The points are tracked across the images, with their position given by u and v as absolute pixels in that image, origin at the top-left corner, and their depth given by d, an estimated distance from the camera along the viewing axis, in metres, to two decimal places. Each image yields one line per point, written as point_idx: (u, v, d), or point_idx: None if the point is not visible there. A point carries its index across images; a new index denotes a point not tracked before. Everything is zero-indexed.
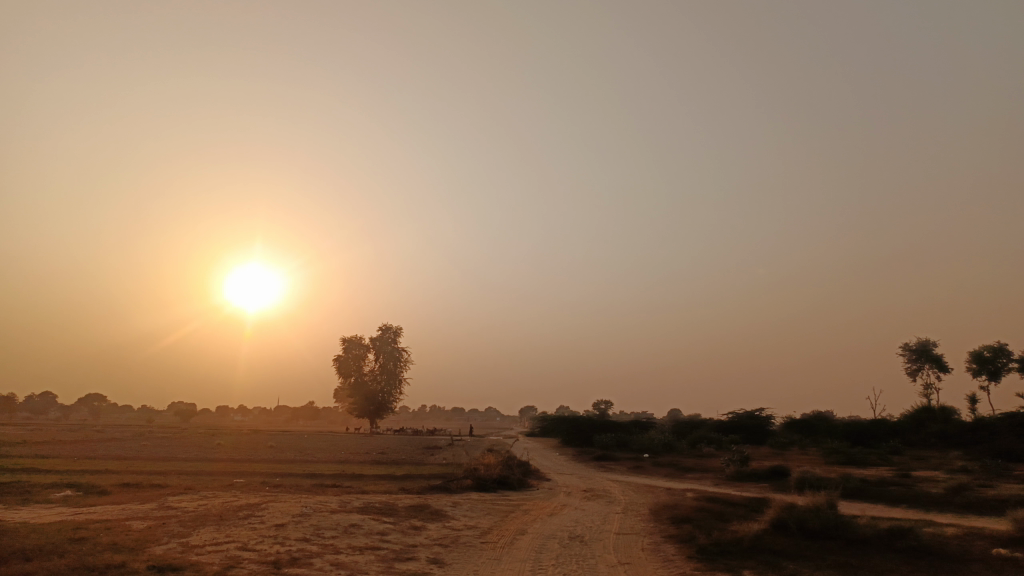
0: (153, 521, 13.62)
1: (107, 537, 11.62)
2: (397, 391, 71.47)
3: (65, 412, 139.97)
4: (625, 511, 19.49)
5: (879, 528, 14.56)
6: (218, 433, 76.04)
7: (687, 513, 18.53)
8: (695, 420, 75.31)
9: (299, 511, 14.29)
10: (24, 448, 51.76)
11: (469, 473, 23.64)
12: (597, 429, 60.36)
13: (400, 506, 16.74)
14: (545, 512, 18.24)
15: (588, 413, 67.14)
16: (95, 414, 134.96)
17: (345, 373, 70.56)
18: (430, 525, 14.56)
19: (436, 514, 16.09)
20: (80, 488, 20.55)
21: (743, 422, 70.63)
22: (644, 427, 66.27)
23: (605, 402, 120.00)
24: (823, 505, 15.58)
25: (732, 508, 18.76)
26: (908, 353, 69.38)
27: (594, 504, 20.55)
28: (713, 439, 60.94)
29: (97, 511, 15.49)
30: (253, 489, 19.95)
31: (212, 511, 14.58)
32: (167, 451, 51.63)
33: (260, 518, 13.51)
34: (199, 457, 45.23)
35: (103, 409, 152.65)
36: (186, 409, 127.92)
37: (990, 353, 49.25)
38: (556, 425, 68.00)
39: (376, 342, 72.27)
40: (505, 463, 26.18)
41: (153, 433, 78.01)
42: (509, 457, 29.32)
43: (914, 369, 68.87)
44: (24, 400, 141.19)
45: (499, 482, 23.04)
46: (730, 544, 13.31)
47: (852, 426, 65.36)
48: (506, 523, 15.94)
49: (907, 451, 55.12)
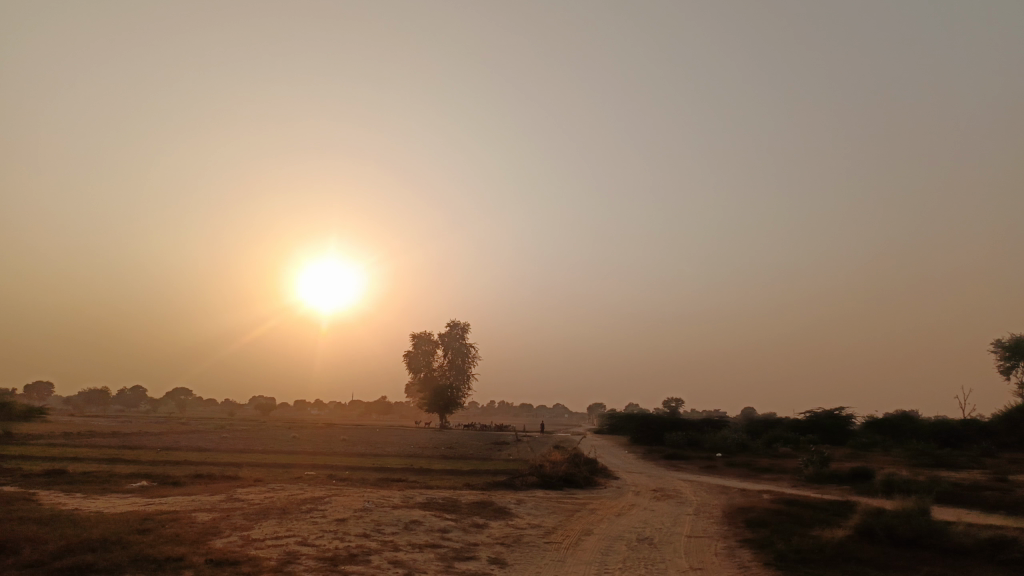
0: (218, 513, 13.72)
1: (172, 530, 11.70)
2: (465, 387, 71.74)
3: (153, 406, 146.92)
4: (697, 512, 18.67)
5: (978, 537, 13.39)
6: (293, 427, 78.04)
7: (763, 516, 17.60)
8: (770, 418, 72.82)
9: (360, 506, 14.14)
10: (114, 439, 54.32)
11: (535, 470, 23.18)
12: (667, 427, 59.04)
13: (464, 503, 16.45)
14: (612, 512, 17.62)
15: (657, 410, 65.81)
16: (180, 407, 141.04)
17: (415, 368, 71.27)
18: (493, 523, 14.18)
19: (500, 512, 15.71)
20: (155, 479, 21.12)
21: (822, 421, 67.87)
22: (716, 426, 64.53)
23: (675, 399, 117.64)
24: (914, 510, 14.46)
25: (812, 512, 17.71)
26: (1000, 350, 65.24)
27: (664, 504, 19.81)
28: (789, 438, 58.68)
29: (168, 502, 15.78)
30: (320, 483, 20.07)
31: (277, 504, 14.62)
32: (245, 444, 53.24)
33: (321, 512, 13.43)
34: (275, 450, 46.43)
35: (188, 402, 159.49)
36: (264, 404, 132.20)
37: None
38: (624, 422, 66.93)
39: (444, 338, 72.72)
40: (572, 460, 25.66)
41: (233, 426, 80.76)
42: (576, 454, 28.74)
43: (1008, 366, 64.72)
44: (116, 393, 148.96)
45: (565, 480, 22.52)
46: (811, 552, 12.42)
47: (939, 426, 61.94)
48: (571, 523, 15.40)
49: (1001, 453, 51.78)
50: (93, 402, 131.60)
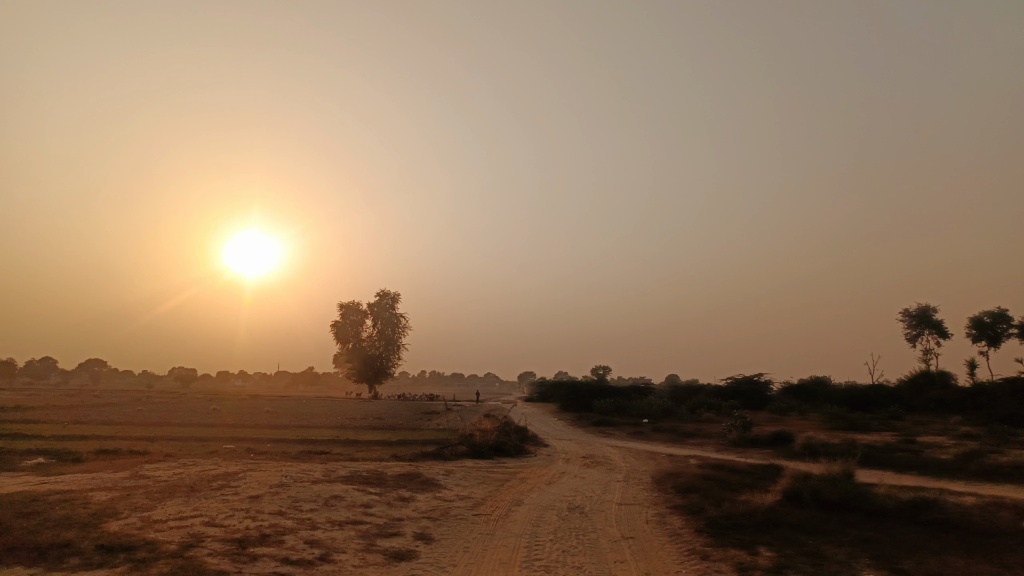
0: (118, 492, 12.61)
1: (61, 512, 10.59)
2: (395, 357, 70.68)
3: (65, 378, 139.82)
4: (627, 479, 18.57)
5: (900, 499, 13.63)
6: (216, 399, 75.56)
7: (692, 482, 17.64)
8: (694, 385, 74.63)
9: (277, 481, 13.26)
10: (19, 413, 51.19)
11: (464, 440, 22.65)
12: (595, 395, 59.67)
13: (389, 475, 15.76)
14: (542, 480, 17.28)
15: (586, 378, 66.47)
16: (94, 380, 134.61)
17: (343, 339, 69.61)
18: (419, 496, 13.55)
19: (427, 484, 15.11)
20: (53, 455, 19.57)
21: (742, 387, 69.99)
22: (642, 393, 65.73)
23: (603, 367, 119.44)
24: (839, 473, 14.64)
25: (739, 477, 17.87)
26: (907, 318, 68.47)
27: (594, 471, 19.65)
28: (712, 404, 60.19)
29: (62, 481, 14.50)
30: (237, 458, 19.00)
31: (186, 481, 13.59)
32: (163, 416, 50.97)
33: (234, 489, 12.49)
34: (195, 422, 44.62)
35: (103, 374, 152.50)
36: (184, 375, 127.31)
37: (990, 318, 48.33)
38: (554, 390, 67.36)
39: (373, 307, 71.20)
40: (502, 429, 25.28)
41: (150, 398, 77.33)
42: (507, 422, 28.39)
43: (913, 334, 68.07)
44: (23, 365, 140.89)
45: (495, 449, 22.11)
46: (742, 518, 12.30)
47: (850, 390, 64.79)
48: (501, 493, 14.94)
49: (907, 416, 54.51)
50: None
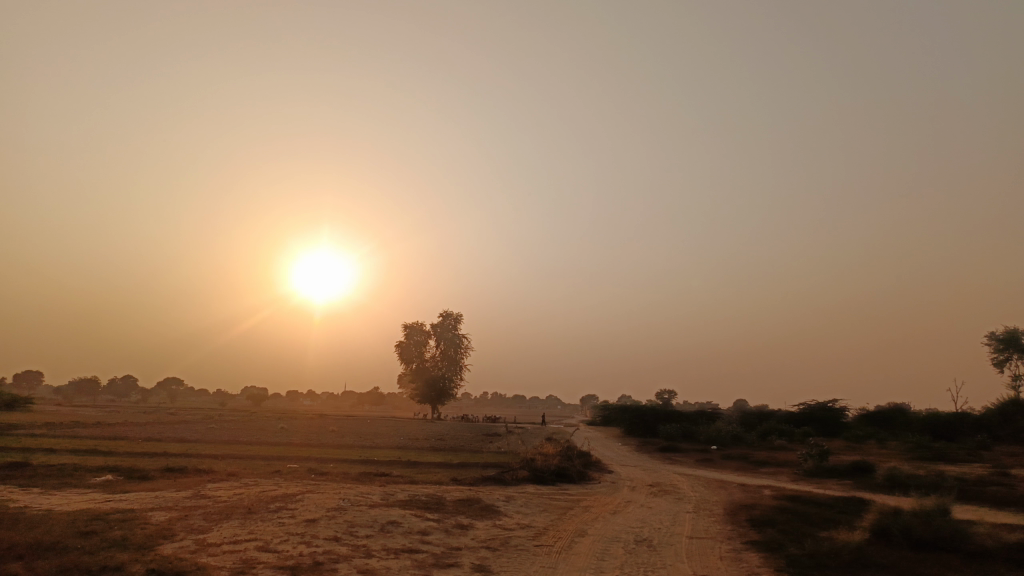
0: (178, 513, 12.53)
1: (119, 532, 10.52)
2: (458, 378, 70.65)
3: (144, 396, 145.45)
4: (697, 510, 17.61)
5: (1005, 540, 12.35)
6: (283, 418, 77.14)
7: (767, 514, 16.59)
8: (763, 410, 71.95)
9: (334, 505, 12.98)
10: (99, 429, 53.16)
11: (526, 464, 22.02)
12: (661, 419, 58.09)
13: (449, 500, 15.30)
14: (607, 509, 16.54)
15: (651, 402, 64.89)
16: (171, 398, 139.56)
17: (407, 359, 70.02)
18: (479, 523, 13.04)
19: (488, 510, 14.58)
20: (122, 472, 19.91)
21: (816, 413, 67.03)
22: (710, 418, 63.69)
23: (668, 391, 116.86)
24: (932, 508, 13.45)
25: (819, 510, 16.70)
26: (994, 342, 64.53)
27: (662, 501, 18.75)
28: (784, 430, 57.80)
29: (126, 498, 14.60)
30: (298, 478, 18.93)
31: (244, 502, 13.45)
32: (232, 435, 52.04)
33: (290, 512, 12.27)
34: (262, 441, 45.42)
35: (179, 392, 158.10)
36: (255, 395, 130.52)
37: None
38: (618, 413, 65.99)
39: (436, 328, 71.48)
40: (564, 454, 24.57)
41: (222, 417, 79.23)
42: (569, 445, 27.63)
43: (1001, 359, 64.05)
44: (106, 383, 147.33)
45: (557, 475, 21.42)
46: (826, 557, 11.32)
47: (933, 418, 61.26)
48: (564, 522, 14.28)
49: (997, 446, 51.01)
50: (84, 392, 129.70)
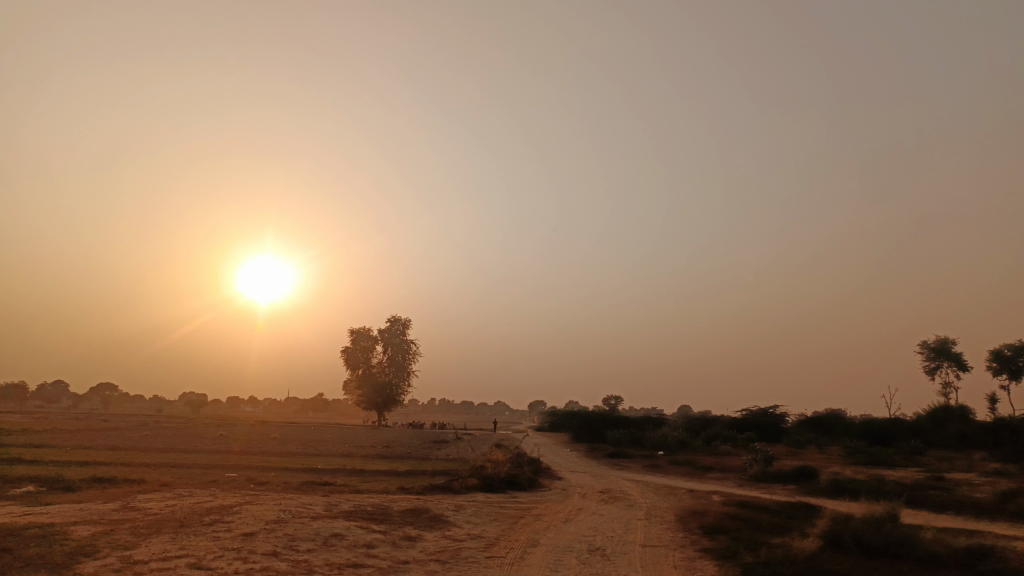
0: (103, 527, 11.67)
1: (35, 550, 9.67)
2: (405, 384, 69.66)
3: (76, 402, 139.45)
4: (648, 517, 17.42)
5: (953, 545, 12.47)
6: (223, 424, 74.77)
7: (719, 521, 16.52)
8: (708, 416, 72.95)
9: (274, 517, 12.28)
10: (23, 436, 50.51)
11: (475, 472, 21.55)
12: (609, 425, 58.25)
13: (396, 510, 14.73)
14: (559, 517, 16.20)
15: (598, 408, 65.06)
16: (104, 404, 134.07)
17: (353, 365, 68.71)
18: (427, 535, 12.51)
19: (437, 520, 14.06)
20: (45, 483, 18.68)
21: (758, 419, 68.28)
22: (656, 424, 64.23)
23: (615, 397, 117.75)
24: (881, 513, 13.54)
25: (769, 517, 16.71)
26: (926, 351, 66.86)
27: (613, 508, 18.52)
28: (728, 436, 58.60)
29: (46, 511, 13.56)
30: (236, 488, 18.05)
31: (176, 515, 12.62)
32: (169, 442, 50.04)
33: (226, 525, 11.53)
34: (200, 449, 43.70)
35: (113, 398, 152.20)
36: (195, 401, 126.31)
37: (1011, 352, 46.70)
38: (565, 420, 65.95)
39: (384, 333, 70.37)
40: (514, 460, 24.19)
41: (158, 423, 76.23)
42: (519, 452, 27.24)
43: (932, 367, 66.38)
44: (35, 389, 140.78)
45: (507, 482, 21.01)
46: (781, 565, 11.20)
47: (869, 423, 63.04)
48: (515, 532, 13.87)
49: (929, 451, 52.77)
50: (10, 397, 123.40)
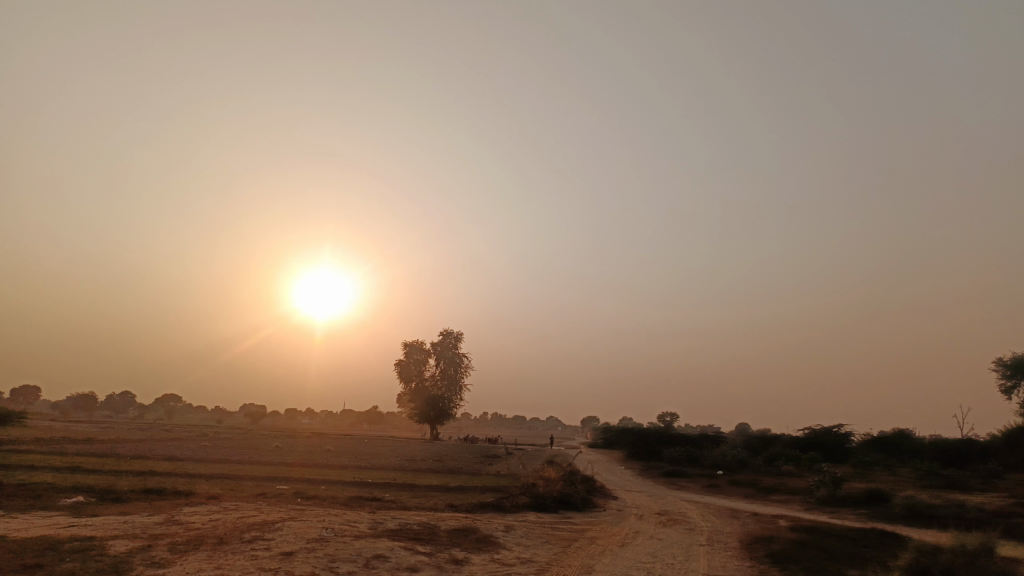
0: (142, 541, 11.32)
1: (68, 566, 9.31)
2: (457, 398, 69.33)
3: (142, 412, 143.80)
4: (711, 542, 16.33)
5: None
6: (280, 436, 75.66)
7: (788, 548, 15.34)
8: (767, 434, 70.43)
9: (315, 535, 11.75)
10: (89, 445, 51.92)
11: (526, 490, 20.78)
12: (664, 443, 56.63)
13: (443, 530, 14.04)
14: (614, 541, 15.30)
15: (654, 425, 63.43)
16: (167, 415, 137.84)
17: (406, 378, 68.75)
18: (475, 558, 11.79)
19: (486, 542, 13.34)
20: (97, 493, 18.65)
21: (821, 438, 65.51)
22: (713, 442, 62.23)
23: (669, 415, 115.13)
24: (974, 544, 12.21)
25: (844, 546, 15.43)
26: (1001, 368, 63.22)
27: (672, 532, 17.49)
28: (790, 455, 56.32)
29: (90, 524, 13.37)
30: (283, 502, 17.71)
31: (216, 531, 12.23)
32: (226, 453, 50.67)
33: (266, 543, 11.05)
34: (256, 461, 43.98)
35: (178, 409, 156.62)
36: (254, 412, 128.60)
37: None
38: (620, 437, 64.48)
39: (436, 347, 70.29)
40: (567, 479, 23.30)
41: (217, 434, 77.60)
42: (571, 470, 26.34)
43: (1008, 386, 62.69)
44: (105, 399, 145.82)
45: (560, 502, 20.16)
46: None
47: (940, 444, 59.76)
48: (569, 557, 13.04)
49: (1008, 474, 49.58)
50: (82, 407, 128.00)
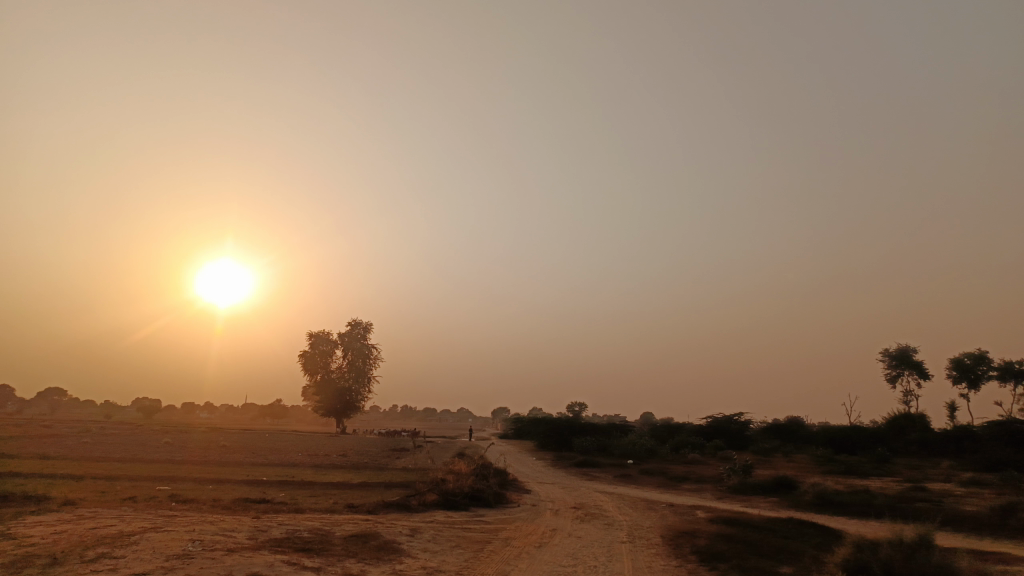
0: None
1: None
2: (366, 391, 66.76)
3: (22, 406, 133.22)
4: (632, 539, 15.27)
5: None
6: (171, 432, 70.57)
7: (714, 545, 14.42)
8: (673, 423, 71.41)
9: (177, 551, 9.78)
10: None
11: (434, 486, 19.16)
12: (576, 433, 56.12)
13: (339, 537, 12.26)
14: (531, 542, 13.97)
15: (564, 416, 62.99)
16: (50, 410, 128.12)
17: (312, 370, 65.61)
18: (373, 571, 10.13)
19: (386, 550, 11.67)
20: None
21: (723, 426, 66.81)
22: (622, 431, 62.35)
23: (577, 404, 115.95)
24: (913, 537, 11.52)
25: (770, 541, 14.64)
26: (887, 359, 66.21)
27: (592, 529, 16.32)
28: (696, 443, 56.95)
29: None
30: (153, 508, 15.41)
31: (54, 548, 10.06)
32: (109, 451, 46.48)
33: (112, 563, 9.03)
34: (141, 458, 40.37)
35: (63, 404, 145.95)
36: (150, 406, 120.91)
37: (971, 360, 46.86)
38: (530, 427, 63.69)
39: (344, 337, 67.40)
40: (479, 472, 21.82)
41: (102, 430, 71.85)
42: (483, 464, 24.88)
43: (893, 375, 65.75)
44: None
45: (471, 498, 18.67)
46: None
47: (833, 430, 61.97)
48: (483, 564, 11.54)
49: (896, 459, 51.66)
50: None
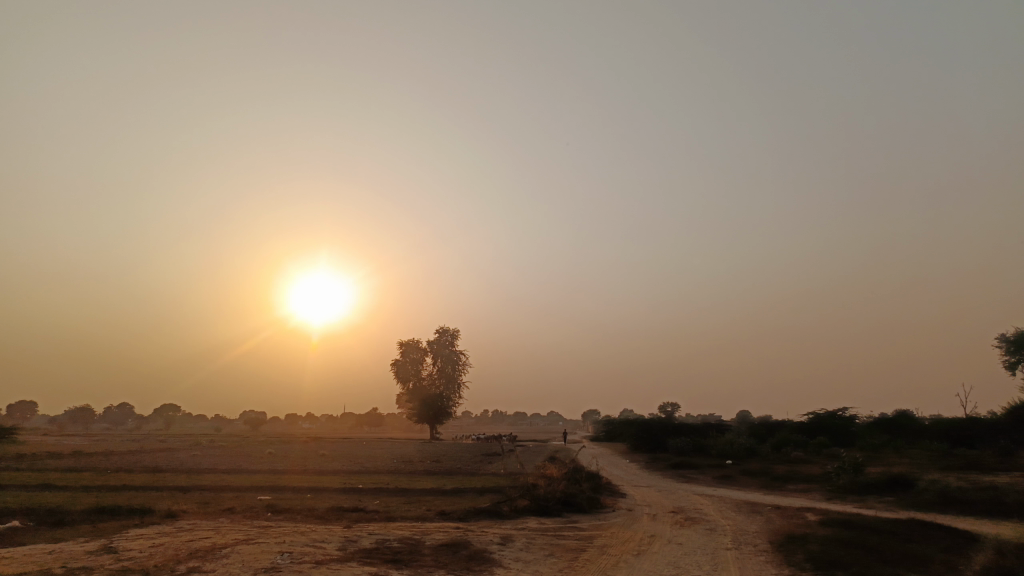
0: None
1: None
2: (457, 396, 67.24)
3: (139, 422, 141.69)
4: (737, 545, 14.31)
5: None
6: (275, 442, 73.10)
7: (828, 550, 13.29)
8: (771, 420, 68.55)
9: (266, 564, 9.65)
10: (75, 460, 49.73)
11: (526, 491, 18.69)
12: (669, 434, 54.64)
13: (428, 547, 11.93)
14: (628, 549, 13.27)
15: (657, 416, 61.48)
16: (166, 425, 135.80)
17: (403, 378, 66.66)
18: None
19: (477, 560, 11.20)
20: (43, 515, 16.47)
21: (826, 421, 63.59)
22: (717, 430, 60.26)
23: (670, 404, 113.40)
24: None
25: (892, 545, 13.36)
26: (1004, 344, 61.35)
27: (693, 534, 15.45)
28: (798, 441, 54.31)
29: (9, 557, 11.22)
30: (248, 519, 15.57)
31: (150, 562, 10.12)
32: (216, 462, 48.49)
33: None
34: (246, 469, 41.81)
35: (176, 419, 154.39)
36: (255, 418, 126.21)
37: None
38: (622, 429, 62.53)
39: (433, 345, 68.18)
40: (571, 477, 21.22)
41: (211, 442, 75.19)
42: (575, 467, 24.25)
43: (1012, 362, 60.88)
44: (102, 412, 143.70)
45: (563, 503, 18.08)
46: None
47: (948, 422, 57.87)
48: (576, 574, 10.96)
49: (1022, 452, 47.64)
50: (78, 420, 125.93)
